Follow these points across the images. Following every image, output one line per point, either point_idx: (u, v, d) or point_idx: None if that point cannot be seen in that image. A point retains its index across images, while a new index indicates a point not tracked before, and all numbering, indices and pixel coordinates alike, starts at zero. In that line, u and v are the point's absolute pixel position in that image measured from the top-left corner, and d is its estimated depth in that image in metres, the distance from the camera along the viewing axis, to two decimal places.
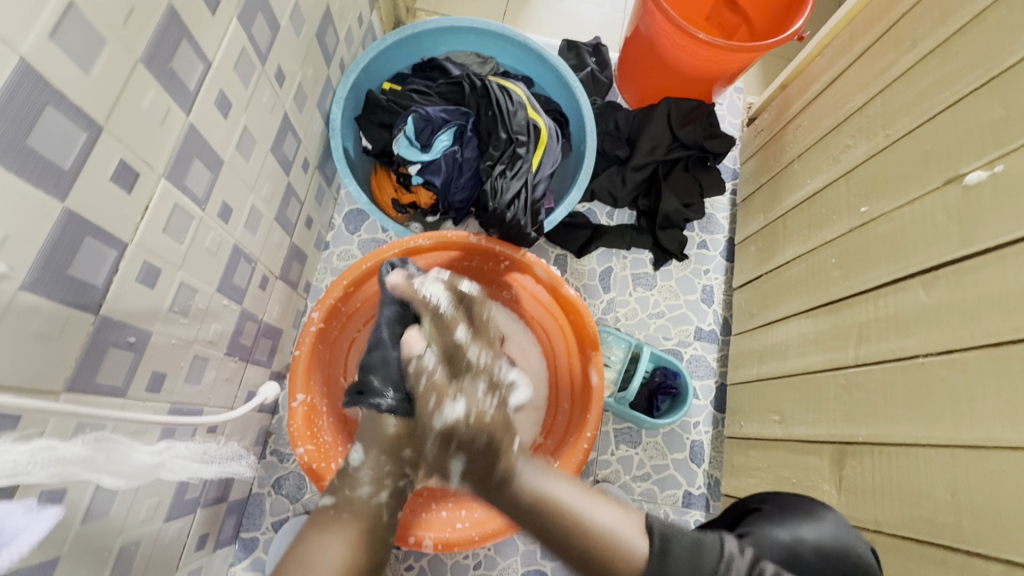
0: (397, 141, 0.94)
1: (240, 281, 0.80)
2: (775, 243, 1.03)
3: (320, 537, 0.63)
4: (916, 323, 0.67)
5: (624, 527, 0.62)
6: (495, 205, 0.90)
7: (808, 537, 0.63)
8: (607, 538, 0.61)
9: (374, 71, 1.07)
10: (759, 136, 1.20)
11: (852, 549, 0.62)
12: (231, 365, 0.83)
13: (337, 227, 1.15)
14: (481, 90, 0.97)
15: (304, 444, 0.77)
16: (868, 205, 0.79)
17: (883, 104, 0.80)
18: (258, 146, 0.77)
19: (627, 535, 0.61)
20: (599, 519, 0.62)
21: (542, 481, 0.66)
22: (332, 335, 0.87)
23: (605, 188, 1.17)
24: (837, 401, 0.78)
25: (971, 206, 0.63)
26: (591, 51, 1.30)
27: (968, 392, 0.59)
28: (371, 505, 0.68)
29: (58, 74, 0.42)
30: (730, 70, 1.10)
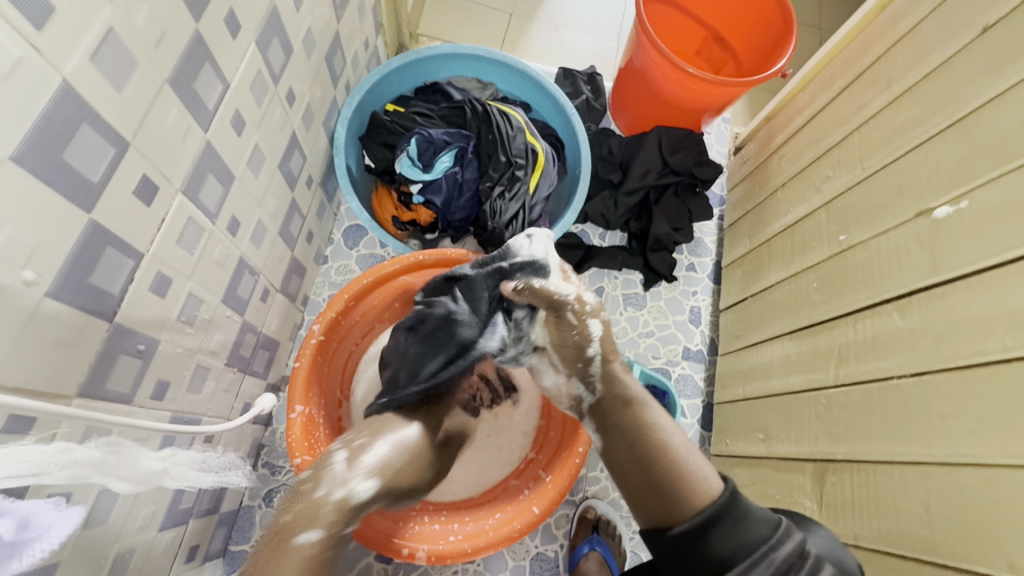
0: (400, 161, 0.98)
1: (243, 293, 0.82)
2: (760, 267, 1.08)
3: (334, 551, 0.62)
4: (891, 345, 0.71)
5: (704, 469, 0.64)
6: (494, 225, 0.95)
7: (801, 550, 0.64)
8: (684, 475, 0.63)
9: (378, 92, 1.11)
10: (745, 165, 1.26)
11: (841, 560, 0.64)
12: (230, 376, 0.84)
13: (336, 241, 1.18)
14: (483, 115, 1.01)
15: (301, 455, 0.78)
16: (847, 234, 0.84)
17: (861, 140, 0.86)
18: (267, 162, 0.80)
19: (706, 474, 0.63)
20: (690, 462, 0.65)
21: (655, 417, 0.71)
22: (331, 348, 0.88)
23: (598, 210, 1.22)
24: (818, 420, 0.81)
25: (940, 238, 0.67)
26: (586, 80, 1.36)
27: (940, 411, 0.62)
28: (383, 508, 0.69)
29: (94, 94, 0.45)
30: (717, 103, 1.16)
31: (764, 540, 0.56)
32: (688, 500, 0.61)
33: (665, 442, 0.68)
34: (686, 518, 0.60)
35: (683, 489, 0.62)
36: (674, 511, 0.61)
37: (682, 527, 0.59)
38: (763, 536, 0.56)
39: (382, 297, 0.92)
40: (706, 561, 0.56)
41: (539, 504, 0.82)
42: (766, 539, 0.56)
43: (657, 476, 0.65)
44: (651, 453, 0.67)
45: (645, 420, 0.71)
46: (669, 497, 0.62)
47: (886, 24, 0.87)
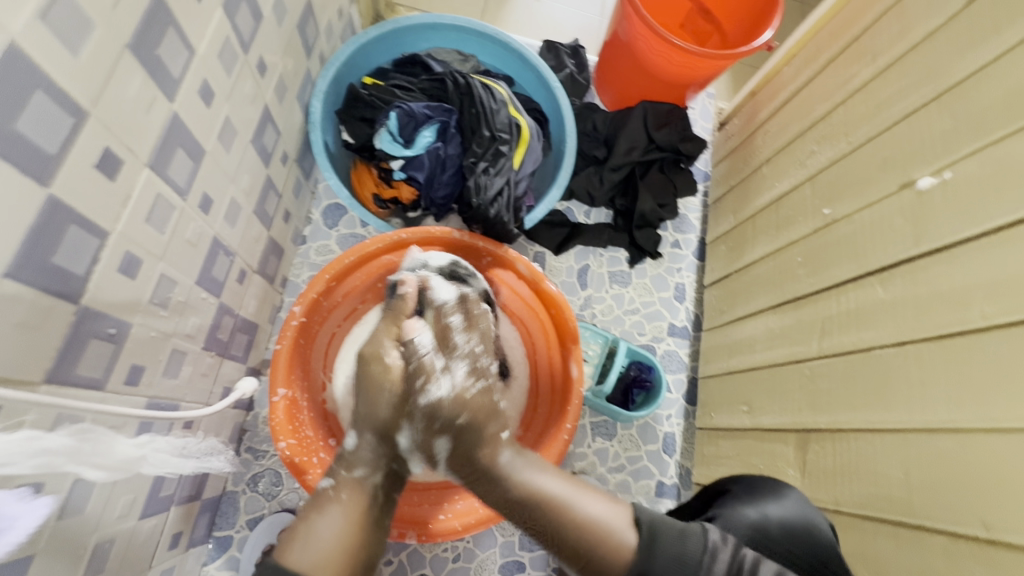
0: (379, 136, 0.94)
1: (219, 274, 0.79)
2: (744, 242, 1.08)
3: (320, 522, 0.62)
4: (874, 317, 0.72)
5: (616, 519, 0.62)
6: (479, 202, 0.91)
7: (775, 515, 0.67)
8: (597, 527, 0.61)
9: (355, 65, 1.06)
10: (729, 140, 1.25)
11: (816, 524, 0.66)
12: (208, 360, 0.81)
13: (314, 221, 1.14)
14: (465, 88, 0.98)
15: (286, 438, 0.76)
16: (831, 207, 0.84)
17: (846, 113, 0.86)
18: (239, 137, 0.76)
19: (618, 528, 0.61)
20: (585, 508, 0.63)
21: (531, 473, 0.66)
22: (313, 330, 0.86)
23: (583, 187, 1.20)
24: (801, 391, 0.83)
25: (923, 209, 0.68)
26: (570, 54, 1.33)
27: (920, 379, 0.64)
28: (369, 486, 0.66)
29: (47, 59, 0.41)
30: (701, 77, 1.15)
31: (697, 562, 0.59)
32: (604, 558, 0.60)
33: (576, 502, 0.63)
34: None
35: (601, 551, 0.60)
36: (599, 566, 0.60)
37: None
38: (698, 558, 0.59)
39: (365, 277, 0.90)
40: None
41: None
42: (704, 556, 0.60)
43: (574, 545, 0.61)
44: (564, 528, 0.62)
45: (552, 492, 0.64)
46: (592, 557, 0.61)
47: None
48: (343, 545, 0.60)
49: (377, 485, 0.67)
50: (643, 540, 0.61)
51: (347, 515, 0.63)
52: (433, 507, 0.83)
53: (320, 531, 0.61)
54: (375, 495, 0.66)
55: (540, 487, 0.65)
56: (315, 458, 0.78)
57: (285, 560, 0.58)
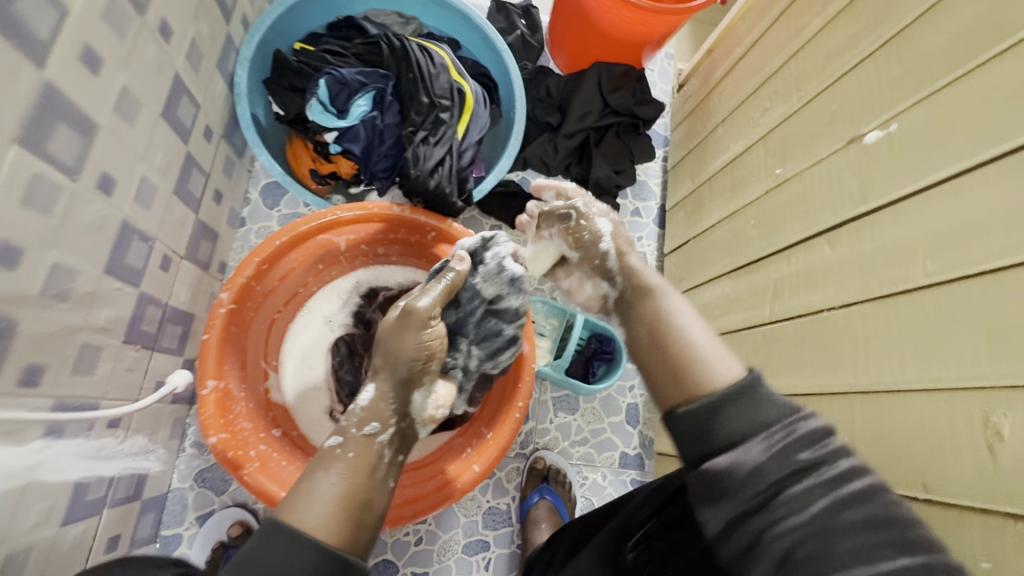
0: (310, 106, 0.88)
1: (136, 261, 0.73)
2: (701, 207, 1.06)
3: (318, 480, 0.56)
4: (822, 279, 0.70)
5: (713, 353, 0.51)
6: (417, 172, 0.85)
7: None
8: (693, 355, 0.51)
9: (284, 29, 0.98)
10: (687, 102, 1.21)
11: None
12: (133, 354, 0.76)
13: (253, 201, 1.07)
14: (401, 51, 0.91)
15: (217, 433, 0.72)
16: (783, 166, 0.81)
17: (797, 67, 0.82)
18: (144, 109, 0.69)
19: (715, 361, 0.50)
20: (690, 342, 0.53)
21: (673, 298, 0.59)
22: (246, 317, 0.81)
23: (536, 156, 1.15)
24: (754, 357, 0.81)
25: (869, 164, 0.65)
26: (520, 14, 1.26)
27: (864, 339, 0.62)
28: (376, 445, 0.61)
29: None
30: (657, 34, 1.09)
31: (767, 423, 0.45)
32: (693, 380, 0.49)
33: (685, 327, 0.54)
34: (700, 394, 0.48)
35: (690, 378, 0.49)
36: (685, 389, 0.49)
37: (678, 411, 0.48)
38: (773, 419, 0.45)
39: (301, 258, 0.86)
40: (719, 438, 0.45)
41: (479, 463, 0.80)
42: (786, 414, 0.45)
43: (674, 365, 0.51)
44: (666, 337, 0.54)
45: (664, 315, 0.57)
46: (680, 373, 0.51)
47: None
48: (344, 502, 0.54)
49: (384, 444, 0.62)
50: (737, 385, 0.47)
51: (349, 471, 0.57)
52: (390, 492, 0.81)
53: (320, 487, 0.55)
54: (381, 456, 0.61)
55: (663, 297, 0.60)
56: (252, 451, 0.74)
57: (283, 516, 0.51)
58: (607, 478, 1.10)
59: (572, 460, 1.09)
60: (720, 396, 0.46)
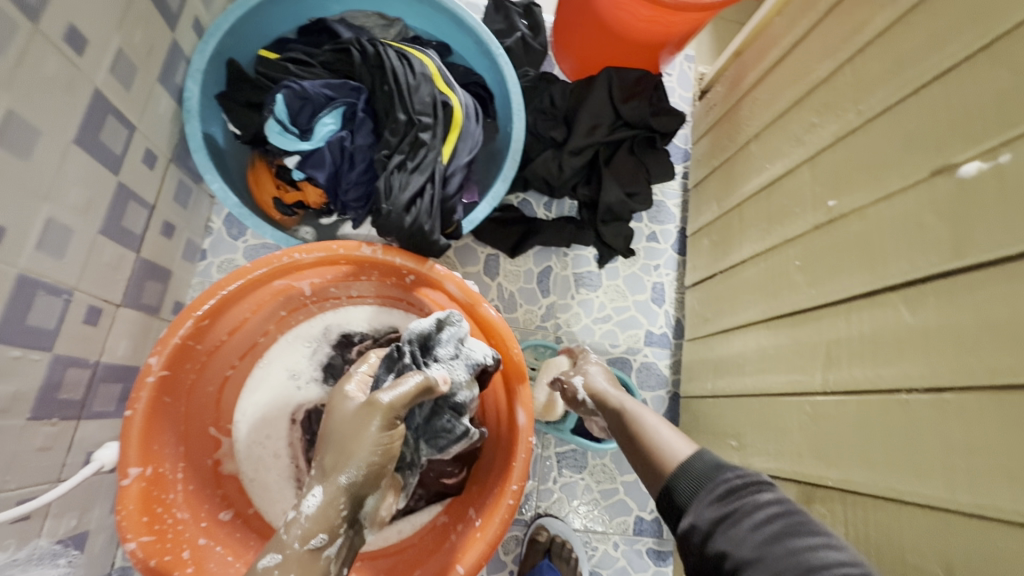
0: (266, 126, 0.74)
1: (44, 321, 0.60)
2: (730, 236, 0.90)
3: None
4: (896, 348, 0.55)
5: (665, 436, 0.61)
6: (389, 207, 0.71)
7: None
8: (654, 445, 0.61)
9: (245, 35, 0.85)
10: (711, 112, 1.06)
11: None
12: (47, 430, 0.63)
13: (215, 231, 0.95)
14: (375, 59, 0.77)
15: (139, 534, 0.59)
16: (837, 198, 0.66)
17: (854, 75, 0.67)
18: (45, 137, 0.56)
19: (673, 442, 0.60)
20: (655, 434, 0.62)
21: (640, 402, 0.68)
22: (186, 380, 0.68)
23: (540, 174, 1.00)
24: (801, 432, 0.66)
25: (965, 204, 0.50)
26: (521, 14, 1.12)
27: (962, 438, 0.47)
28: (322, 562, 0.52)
29: None
30: (677, 34, 0.94)
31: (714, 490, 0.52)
32: (655, 463, 0.59)
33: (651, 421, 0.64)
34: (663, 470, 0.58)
35: (651, 458, 0.60)
36: (651, 471, 0.59)
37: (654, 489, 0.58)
38: (727, 479, 0.52)
39: (256, 308, 0.73)
40: (678, 507, 0.54)
41: (464, 563, 0.64)
42: (729, 469, 0.53)
43: (642, 457, 0.61)
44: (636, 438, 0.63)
45: (643, 423, 0.64)
46: (649, 459, 0.60)
47: None
48: None
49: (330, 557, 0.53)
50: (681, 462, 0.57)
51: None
52: None
53: None
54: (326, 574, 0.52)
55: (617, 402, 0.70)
56: (186, 550, 0.61)
57: None
58: (619, 548, 0.95)
59: (579, 526, 0.95)
60: (674, 472, 0.57)
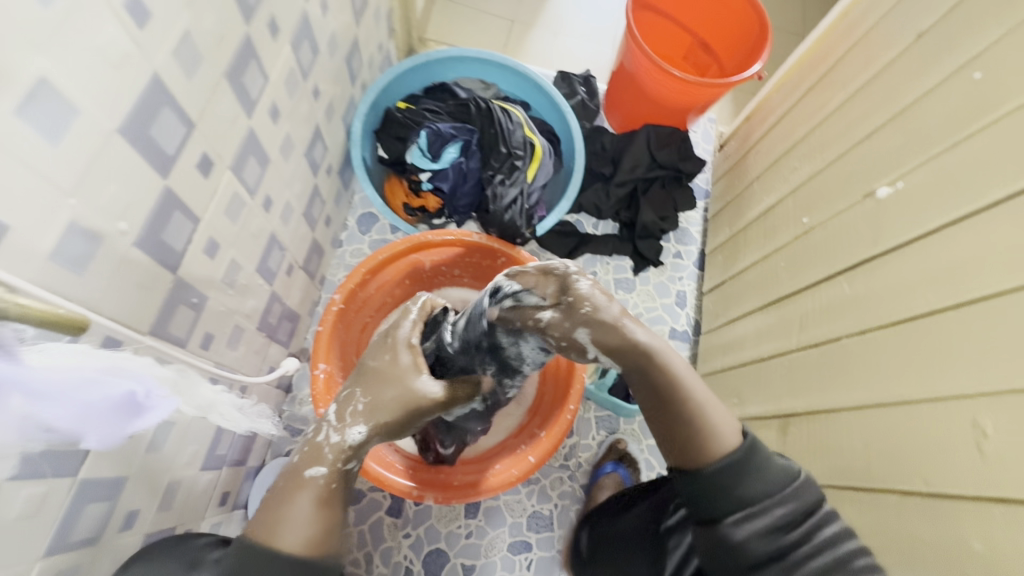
0: (411, 152, 1.09)
1: (273, 265, 0.92)
2: (737, 251, 1.18)
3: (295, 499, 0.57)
4: (842, 311, 0.81)
5: (715, 419, 0.64)
6: (495, 208, 1.04)
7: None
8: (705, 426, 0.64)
9: (391, 91, 1.22)
10: (727, 160, 1.36)
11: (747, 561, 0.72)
12: (260, 340, 0.94)
13: (350, 227, 1.28)
14: (485, 111, 1.11)
15: (324, 405, 0.88)
16: (809, 217, 0.94)
17: (821, 134, 0.97)
18: (295, 149, 0.90)
19: (720, 421, 0.64)
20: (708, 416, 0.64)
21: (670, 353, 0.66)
22: (350, 316, 0.99)
23: (591, 202, 1.32)
24: (783, 381, 0.91)
25: (881, 214, 0.78)
26: (581, 82, 1.48)
27: (877, 359, 0.73)
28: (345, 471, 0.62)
29: (174, 84, 0.55)
30: (700, 102, 1.26)
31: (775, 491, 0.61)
32: (703, 448, 0.63)
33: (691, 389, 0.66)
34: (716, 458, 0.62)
35: (699, 443, 0.63)
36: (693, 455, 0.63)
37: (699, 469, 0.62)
38: (784, 483, 0.62)
39: (396, 272, 1.03)
40: (732, 498, 0.61)
41: (534, 454, 0.92)
42: (790, 477, 0.63)
43: (673, 427, 0.65)
44: (673, 405, 0.65)
45: (689, 395, 0.65)
46: (694, 442, 0.63)
47: (844, 30, 0.98)
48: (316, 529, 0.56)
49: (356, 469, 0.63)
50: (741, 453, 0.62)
51: (323, 501, 0.58)
52: (455, 474, 0.93)
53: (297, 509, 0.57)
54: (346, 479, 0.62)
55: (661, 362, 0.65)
56: None
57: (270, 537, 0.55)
58: None
59: None
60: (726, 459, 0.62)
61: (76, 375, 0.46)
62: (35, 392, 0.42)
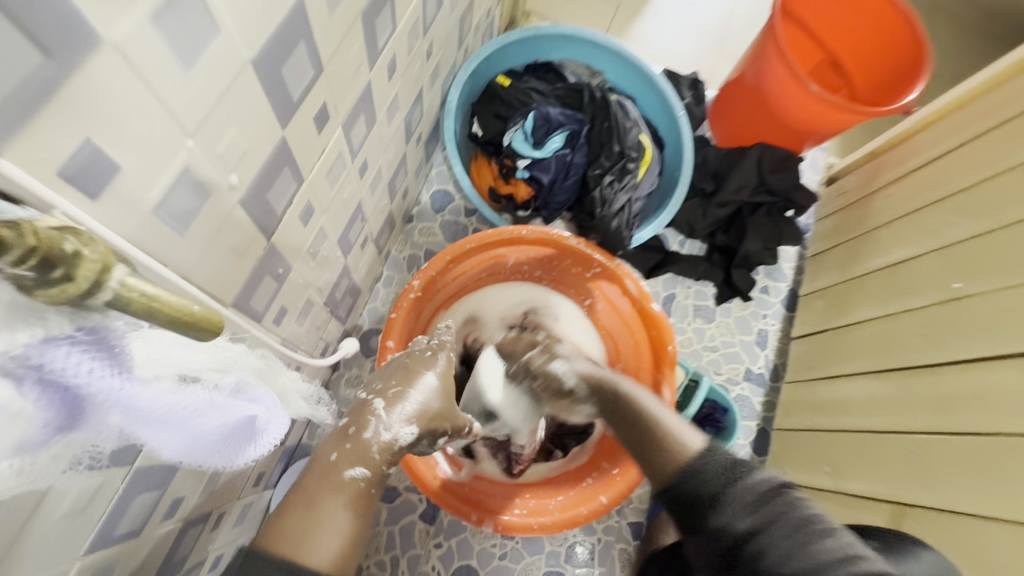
0: (513, 133, 0.98)
1: (352, 236, 0.83)
2: (848, 301, 1.06)
3: (327, 514, 0.48)
4: (1003, 402, 0.70)
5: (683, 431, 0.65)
6: (603, 213, 0.95)
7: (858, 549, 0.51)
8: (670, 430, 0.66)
9: (491, 63, 1.11)
10: (841, 197, 1.22)
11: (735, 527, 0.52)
12: (323, 315, 0.85)
13: (423, 203, 1.18)
14: (601, 102, 1.00)
15: None
16: (963, 282, 0.83)
17: (992, 190, 0.84)
18: (398, 111, 0.80)
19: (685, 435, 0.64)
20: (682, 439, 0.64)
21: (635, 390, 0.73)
22: (423, 307, 0.88)
23: (685, 217, 1.20)
24: (901, 464, 0.80)
25: None
26: (689, 85, 1.35)
27: None
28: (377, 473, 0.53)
29: (315, 14, 0.44)
30: (829, 130, 1.13)
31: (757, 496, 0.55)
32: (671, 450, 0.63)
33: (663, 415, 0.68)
34: (675, 453, 0.62)
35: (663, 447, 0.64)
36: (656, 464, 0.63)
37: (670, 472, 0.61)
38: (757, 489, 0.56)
39: (476, 264, 0.93)
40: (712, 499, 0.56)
41: (607, 494, 0.81)
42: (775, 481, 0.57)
43: (642, 437, 0.67)
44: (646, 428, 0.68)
45: (662, 430, 0.66)
46: (663, 445, 0.64)
47: None
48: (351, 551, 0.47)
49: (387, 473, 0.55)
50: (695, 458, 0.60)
51: (354, 513, 0.49)
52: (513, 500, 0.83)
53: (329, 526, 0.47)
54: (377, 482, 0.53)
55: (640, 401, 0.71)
56: None
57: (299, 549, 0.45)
58: None
59: None
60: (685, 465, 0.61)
61: (200, 393, 0.36)
62: (138, 413, 0.33)
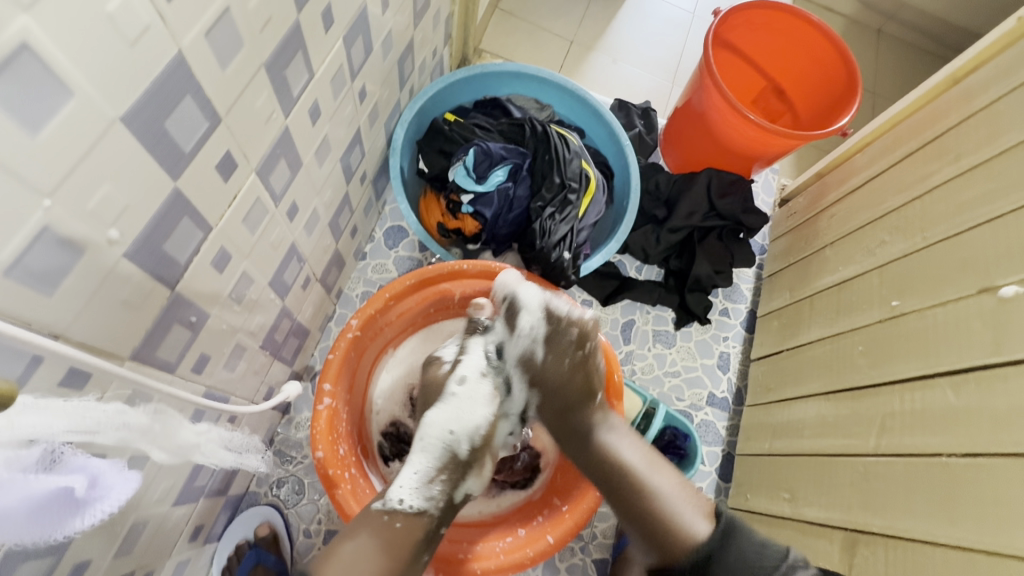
0: (455, 169, 0.99)
1: (288, 278, 0.82)
2: (799, 321, 1.06)
3: (353, 546, 0.65)
4: (944, 421, 0.69)
5: (688, 511, 0.71)
6: (543, 245, 0.96)
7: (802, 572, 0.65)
8: (665, 496, 0.73)
9: (438, 101, 1.13)
10: (791, 218, 1.24)
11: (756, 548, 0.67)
12: (261, 359, 0.83)
13: (376, 239, 1.18)
14: (541, 135, 1.02)
15: (323, 448, 0.77)
16: (900, 300, 0.83)
17: (922, 208, 0.85)
18: (331, 153, 0.81)
19: (692, 516, 0.71)
20: (663, 487, 0.74)
21: (617, 436, 0.80)
22: (364, 344, 0.87)
23: (639, 243, 1.21)
24: (853, 488, 0.79)
25: (1006, 317, 0.66)
26: (640, 114, 1.37)
27: (994, 496, 0.60)
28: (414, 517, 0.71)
29: (202, 70, 0.45)
30: (771, 153, 1.15)
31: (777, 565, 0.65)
32: (677, 537, 0.69)
33: (650, 471, 0.76)
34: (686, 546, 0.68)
35: (672, 529, 0.70)
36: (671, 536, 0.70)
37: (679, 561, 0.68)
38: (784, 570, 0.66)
39: (421, 301, 0.92)
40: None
41: (554, 534, 0.80)
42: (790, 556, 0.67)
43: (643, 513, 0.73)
44: (631, 489, 0.75)
45: (653, 487, 0.75)
46: (662, 532, 0.70)
47: (957, 96, 0.87)
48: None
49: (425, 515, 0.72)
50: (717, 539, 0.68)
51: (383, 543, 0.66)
52: (459, 544, 0.81)
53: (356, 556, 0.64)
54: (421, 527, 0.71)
55: (619, 452, 0.78)
56: (348, 472, 0.78)
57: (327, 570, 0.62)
58: None
59: None
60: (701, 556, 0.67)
61: None
62: None
